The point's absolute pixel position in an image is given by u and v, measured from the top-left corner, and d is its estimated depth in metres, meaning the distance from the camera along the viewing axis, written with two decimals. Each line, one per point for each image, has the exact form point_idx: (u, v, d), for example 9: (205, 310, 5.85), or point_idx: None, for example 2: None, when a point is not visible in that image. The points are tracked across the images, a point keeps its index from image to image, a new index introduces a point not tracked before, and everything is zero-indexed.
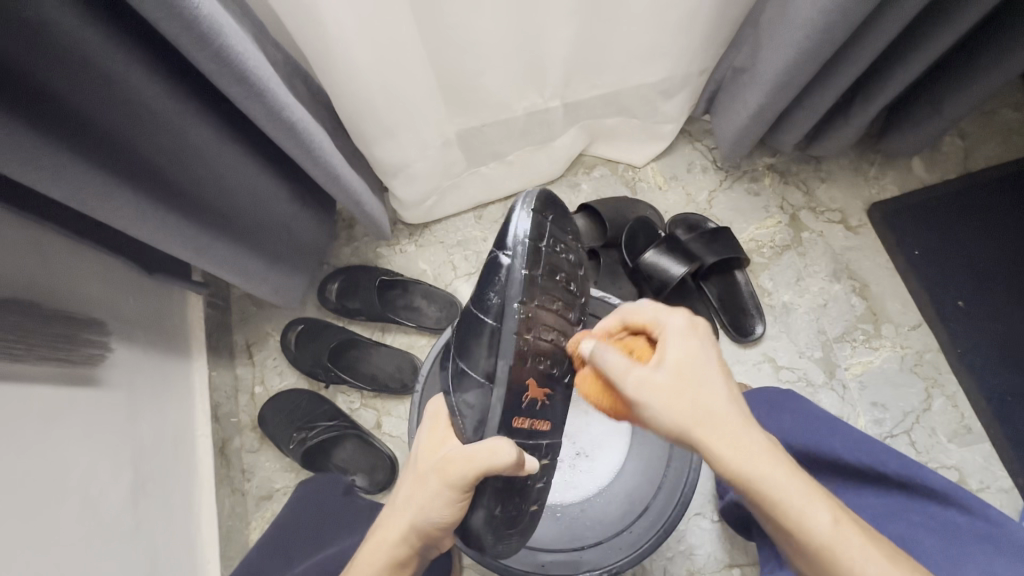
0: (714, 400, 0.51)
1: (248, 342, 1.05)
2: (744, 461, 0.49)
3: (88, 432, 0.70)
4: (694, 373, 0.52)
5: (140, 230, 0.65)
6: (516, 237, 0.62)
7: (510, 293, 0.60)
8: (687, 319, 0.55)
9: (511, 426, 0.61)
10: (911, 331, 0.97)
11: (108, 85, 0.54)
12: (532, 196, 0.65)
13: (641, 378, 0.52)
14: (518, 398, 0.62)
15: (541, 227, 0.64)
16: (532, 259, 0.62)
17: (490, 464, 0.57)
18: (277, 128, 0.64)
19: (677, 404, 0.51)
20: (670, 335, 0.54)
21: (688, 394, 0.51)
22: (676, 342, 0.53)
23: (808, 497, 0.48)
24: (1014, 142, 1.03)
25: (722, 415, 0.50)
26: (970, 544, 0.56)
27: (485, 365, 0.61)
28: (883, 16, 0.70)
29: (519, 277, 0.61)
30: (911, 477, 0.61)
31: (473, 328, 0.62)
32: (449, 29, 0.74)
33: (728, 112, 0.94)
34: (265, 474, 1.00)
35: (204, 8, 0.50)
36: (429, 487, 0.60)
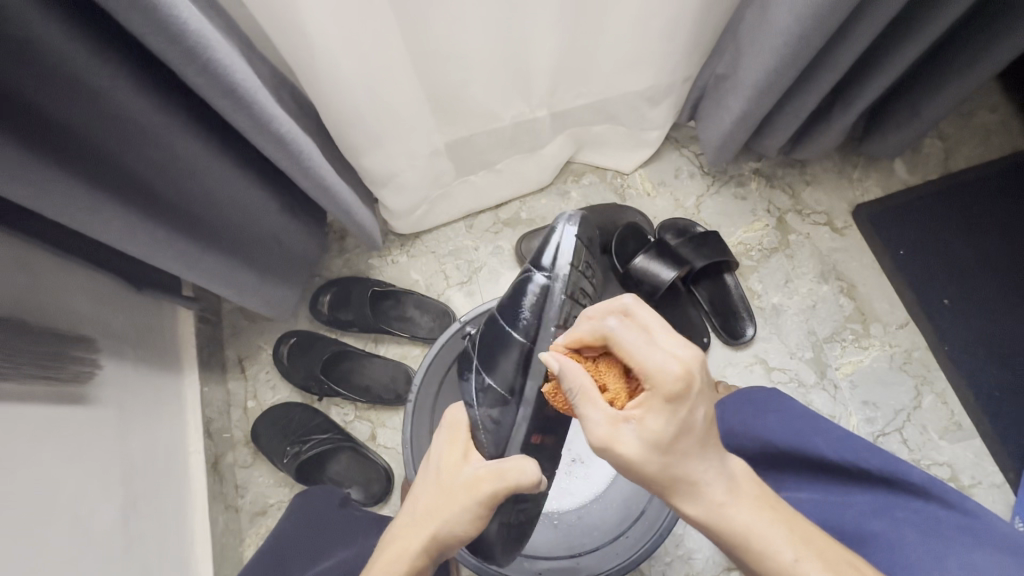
0: (680, 459, 0.48)
1: (240, 357, 1.05)
2: (711, 497, 0.49)
3: (76, 451, 0.69)
4: (681, 433, 0.47)
5: (132, 246, 0.65)
6: (561, 263, 0.69)
7: (547, 314, 0.67)
8: (681, 370, 0.45)
9: (530, 444, 0.65)
10: (899, 329, 0.98)
11: (97, 102, 0.54)
12: (573, 225, 0.72)
13: (613, 436, 0.48)
14: (538, 415, 0.66)
15: (579, 255, 0.71)
16: (572, 285, 0.69)
17: (524, 483, 0.57)
18: (267, 140, 0.65)
19: (653, 461, 0.48)
20: (652, 393, 0.46)
21: (661, 457, 0.48)
22: (656, 407, 0.47)
23: (768, 527, 0.48)
24: (993, 143, 1.06)
25: (691, 470, 0.49)
26: (951, 537, 0.55)
27: (513, 380, 0.66)
28: (860, 23, 0.72)
29: (559, 299, 0.68)
30: (893, 472, 0.61)
31: (503, 342, 0.67)
32: (435, 39, 0.75)
33: (712, 117, 0.96)
34: (259, 489, 0.99)
35: (192, 23, 0.51)
36: (455, 499, 0.57)
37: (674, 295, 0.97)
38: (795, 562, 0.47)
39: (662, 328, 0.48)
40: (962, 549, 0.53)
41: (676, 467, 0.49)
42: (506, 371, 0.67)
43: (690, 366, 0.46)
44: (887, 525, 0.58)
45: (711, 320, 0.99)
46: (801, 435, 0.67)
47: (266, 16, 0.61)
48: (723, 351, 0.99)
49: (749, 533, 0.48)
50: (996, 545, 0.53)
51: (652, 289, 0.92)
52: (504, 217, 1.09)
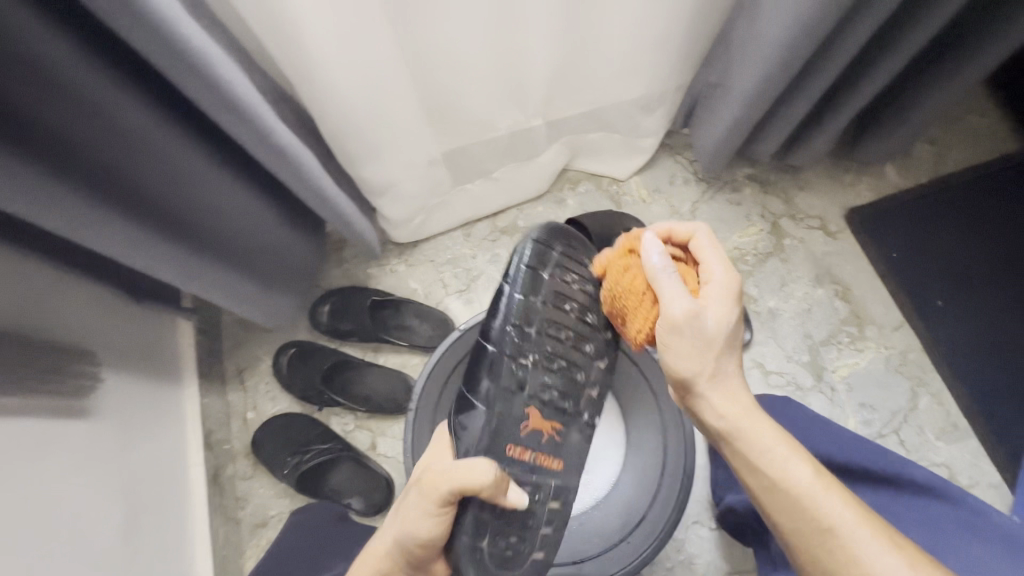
0: (728, 357, 0.57)
1: (240, 368, 1.05)
2: (736, 410, 0.56)
3: (77, 464, 0.69)
4: (730, 333, 0.57)
5: (134, 258, 0.66)
6: (518, 263, 0.64)
7: (504, 317, 0.62)
8: (740, 275, 0.58)
9: (506, 456, 0.60)
10: (894, 331, 0.99)
11: (100, 118, 0.55)
12: (536, 229, 0.67)
13: (698, 312, 0.56)
14: (516, 426, 0.61)
15: (543, 256, 0.65)
16: (531, 286, 0.63)
17: (466, 480, 0.54)
18: (266, 153, 0.65)
19: (701, 346, 0.56)
20: (725, 286, 0.57)
21: (719, 347, 0.56)
22: (729, 298, 0.57)
23: (777, 437, 0.55)
24: (981, 146, 1.07)
25: (729, 371, 0.57)
26: (952, 534, 0.56)
27: (484, 388, 0.61)
28: (848, 30, 0.73)
29: (516, 301, 0.63)
30: (897, 472, 0.61)
31: (474, 354, 0.63)
32: (432, 51, 0.76)
33: (706, 124, 0.97)
34: (260, 500, 0.99)
35: (195, 41, 0.52)
36: (410, 501, 0.57)
37: None
38: (807, 480, 0.52)
39: (726, 252, 0.61)
40: (964, 545, 0.55)
41: (723, 363, 0.57)
42: (482, 384, 0.61)
43: (742, 279, 0.59)
44: (888, 522, 0.59)
45: None
46: (809, 436, 0.69)
47: (265, 31, 0.62)
48: None
49: (764, 443, 0.55)
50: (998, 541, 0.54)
51: None
52: (501, 225, 1.09)
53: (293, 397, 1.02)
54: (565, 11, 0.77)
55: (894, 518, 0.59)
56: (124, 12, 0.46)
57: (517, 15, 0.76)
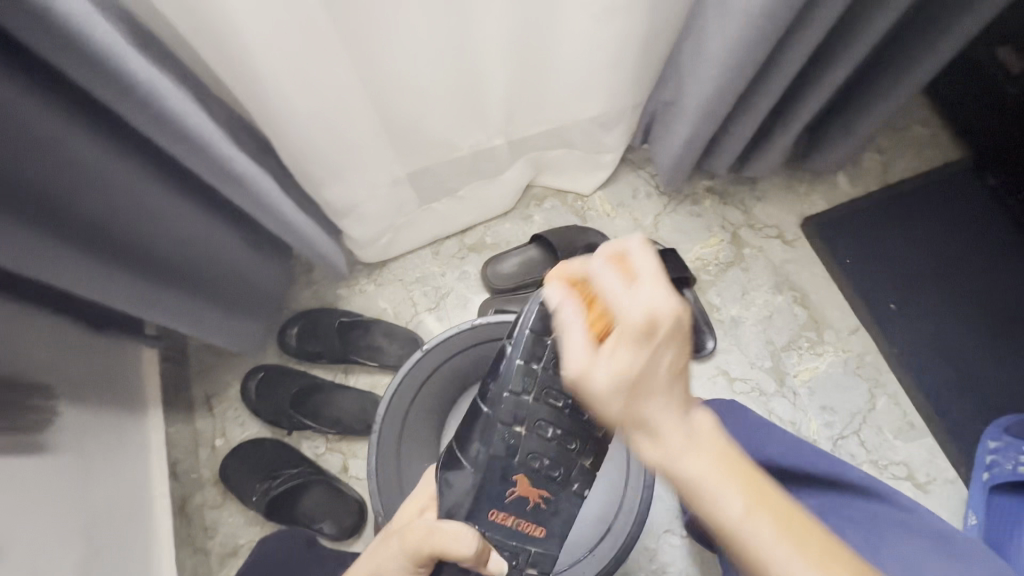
0: (643, 404, 0.44)
1: (207, 395, 1.03)
2: (676, 448, 0.44)
3: (36, 504, 0.68)
4: (645, 381, 0.43)
5: (90, 289, 0.65)
6: (521, 324, 0.60)
7: (504, 382, 0.59)
8: (647, 313, 0.42)
9: (487, 520, 0.59)
10: (851, 335, 1.02)
11: (53, 153, 0.54)
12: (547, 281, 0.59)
13: (584, 369, 0.44)
14: (501, 490, 0.59)
15: (554, 318, 0.58)
16: (534, 350, 0.59)
17: (448, 547, 0.56)
18: (224, 181, 0.66)
19: (613, 401, 0.44)
20: (620, 333, 0.43)
21: (626, 402, 0.44)
22: (625, 344, 0.43)
23: (724, 482, 0.43)
24: (925, 155, 1.12)
25: (654, 417, 0.44)
26: (886, 530, 0.58)
27: (472, 454, 0.60)
28: (790, 51, 0.77)
29: (516, 365, 0.59)
30: (835, 472, 0.64)
31: (470, 413, 0.62)
32: (389, 76, 0.78)
33: (663, 140, 1.00)
34: (229, 529, 0.97)
35: (144, 76, 0.52)
36: (389, 548, 0.60)
37: None
38: (741, 519, 0.42)
39: (651, 270, 0.44)
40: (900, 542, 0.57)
41: (639, 411, 0.44)
42: (472, 447, 0.60)
43: (665, 316, 0.42)
44: (834, 524, 0.60)
45: None
46: (753, 442, 0.70)
47: (219, 61, 0.63)
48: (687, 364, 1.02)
49: (698, 483, 0.43)
50: (925, 534, 0.57)
51: None
52: (469, 242, 1.10)
53: (263, 422, 1.00)
54: (516, 35, 0.81)
55: (835, 518, 0.61)
56: (69, 50, 0.46)
57: (473, 42, 0.79)
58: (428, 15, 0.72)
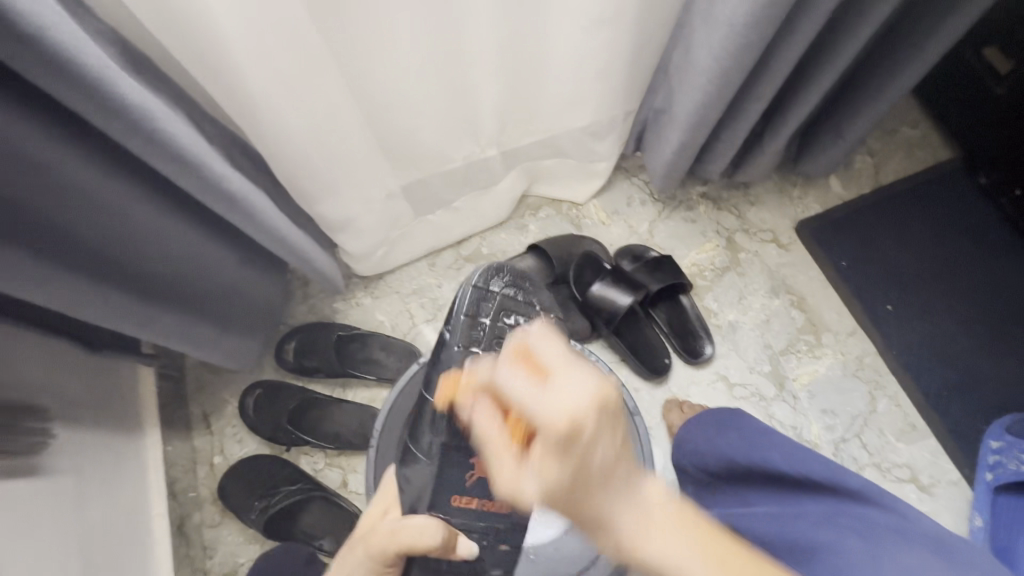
0: (588, 509, 0.37)
1: (205, 412, 1.02)
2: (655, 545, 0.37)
3: (33, 527, 0.67)
4: (579, 484, 0.36)
5: (82, 310, 0.64)
6: (457, 312, 0.73)
7: (446, 369, 0.71)
8: (568, 416, 0.34)
9: (450, 507, 0.68)
10: (849, 337, 1.02)
11: (47, 178, 0.54)
12: (474, 275, 0.74)
13: (511, 484, 0.39)
14: (461, 477, 0.69)
15: (480, 306, 0.73)
16: (468, 335, 0.72)
17: (413, 541, 0.57)
18: (217, 200, 0.66)
19: (560, 505, 0.37)
20: (540, 442, 0.35)
21: (567, 505, 0.37)
22: (548, 455, 0.35)
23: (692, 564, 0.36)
24: (917, 156, 1.13)
25: (606, 515, 0.37)
26: (885, 537, 0.53)
27: (427, 441, 0.69)
28: (778, 58, 0.78)
29: (454, 353, 0.72)
30: (834, 479, 0.63)
31: (418, 408, 0.71)
32: (380, 90, 0.78)
33: (655, 147, 1.00)
34: (228, 548, 0.96)
35: (135, 97, 0.52)
36: (354, 555, 0.59)
37: (633, 320, 1.00)
38: None
39: (559, 361, 0.37)
40: (897, 550, 0.51)
41: (589, 516, 0.37)
42: (425, 436, 0.69)
43: (586, 410, 0.34)
44: (832, 532, 0.56)
45: (671, 342, 1.02)
46: (757, 449, 0.71)
47: (212, 81, 0.64)
48: (686, 371, 1.02)
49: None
50: (924, 541, 0.52)
51: (611, 316, 0.96)
52: (465, 253, 1.10)
53: (261, 438, 1.00)
54: (505, 47, 0.82)
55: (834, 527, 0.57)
56: (58, 73, 0.46)
57: (464, 54, 0.79)
58: (418, 26, 0.72)
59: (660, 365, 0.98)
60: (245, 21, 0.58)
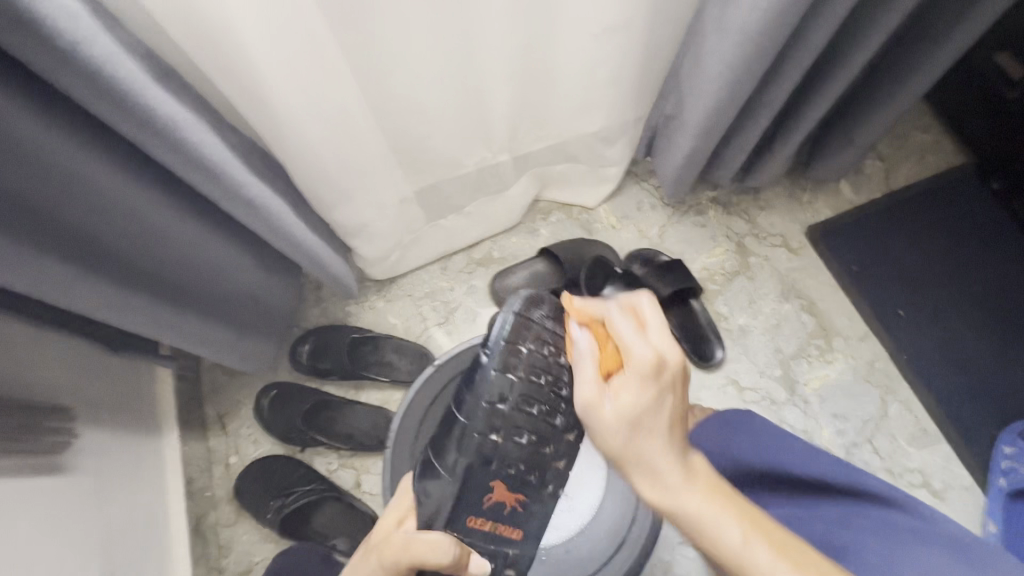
0: (647, 437, 0.52)
1: (221, 413, 1.04)
2: (684, 497, 0.50)
3: (57, 525, 0.69)
4: (648, 412, 0.52)
5: (105, 313, 0.66)
6: (496, 335, 0.64)
7: (480, 393, 0.62)
8: (656, 358, 0.52)
9: (466, 527, 0.62)
10: (860, 342, 1.02)
11: (76, 186, 0.56)
12: (518, 296, 0.66)
13: (594, 400, 0.53)
14: (479, 498, 0.62)
15: (522, 330, 0.64)
16: (507, 360, 0.62)
17: (426, 557, 0.58)
18: (238, 205, 0.67)
19: (619, 424, 0.52)
20: (633, 371, 0.52)
21: (628, 423, 0.52)
22: (635, 380, 0.52)
23: (716, 513, 0.49)
24: (928, 160, 1.13)
25: (649, 454, 0.52)
26: (906, 538, 0.56)
27: (450, 462, 0.61)
28: (789, 64, 0.79)
29: (490, 376, 0.62)
30: (853, 482, 0.64)
31: (445, 424, 0.64)
32: (397, 96, 0.80)
33: (665, 153, 1.01)
34: (243, 547, 0.97)
35: (162, 107, 0.54)
36: (371, 562, 0.62)
37: None
38: (742, 542, 0.48)
39: (658, 323, 0.54)
40: (917, 552, 0.54)
41: (638, 439, 0.52)
42: (448, 454, 0.62)
43: (664, 370, 0.52)
44: (852, 536, 0.58)
45: (681, 346, 1.02)
46: (772, 453, 0.70)
47: (233, 89, 0.65)
48: (695, 375, 1.02)
49: (696, 514, 0.50)
50: (945, 543, 0.55)
51: None
52: (477, 257, 1.12)
53: (275, 439, 1.01)
54: (518, 55, 0.83)
55: (853, 528, 0.59)
56: (92, 86, 0.48)
57: (479, 60, 0.81)
58: (434, 32, 0.74)
59: None
60: (266, 30, 0.59)
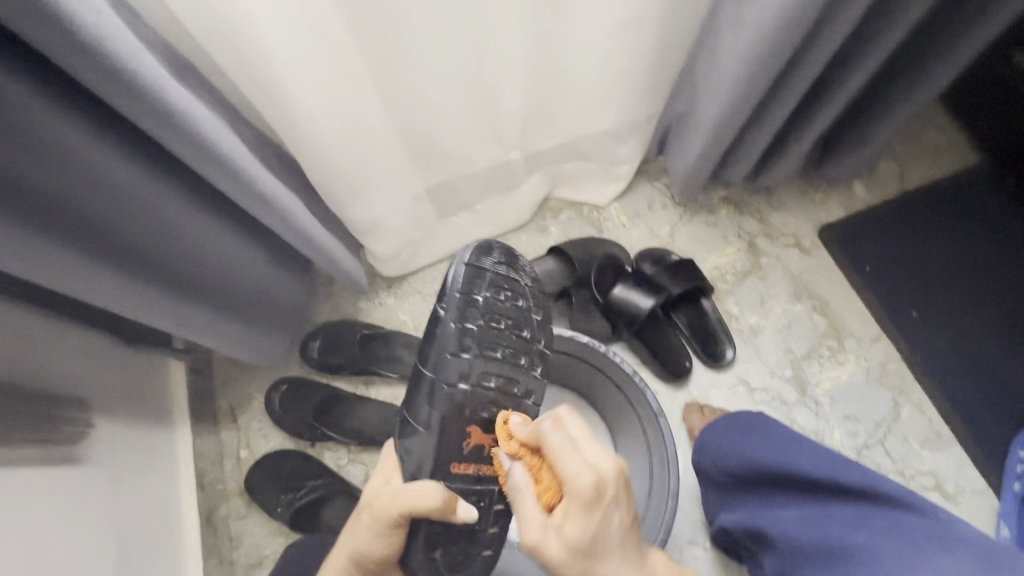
0: (599, 563, 0.50)
1: (232, 406, 1.04)
2: None
3: (72, 514, 0.70)
4: (606, 537, 0.50)
5: (120, 304, 0.67)
6: (450, 287, 0.64)
7: (443, 346, 0.63)
8: (594, 480, 0.49)
9: (450, 472, 0.62)
10: (872, 343, 1.02)
11: (97, 178, 0.57)
12: (469, 249, 0.66)
13: (540, 542, 0.51)
14: (459, 442, 0.62)
15: (476, 278, 0.64)
16: (464, 312, 0.63)
17: (414, 503, 0.58)
18: (252, 200, 0.68)
19: (578, 558, 0.50)
20: (572, 502, 0.49)
21: (583, 556, 0.50)
22: (577, 514, 0.49)
23: None
24: (944, 161, 1.12)
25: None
26: (920, 540, 0.54)
27: (425, 415, 0.62)
28: (803, 62, 0.78)
29: (451, 329, 0.63)
30: (868, 484, 0.62)
31: (412, 381, 0.64)
32: (411, 93, 0.80)
33: (678, 151, 1.01)
34: (253, 540, 0.98)
35: (181, 103, 0.55)
36: (362, 524, 0.62)
37: (653, 324, 1.00)
38: None
39: (588, 438, 0.52)
40: (931, 554, 0.52)
41: (594, 568, 0.50)
42: (422, 410, 0.62)
43: (607, 489, 0.49)
44: (864, 536, 0.57)
45: (692, 344, 1.02)
46: (785, 455, 0.70)
47: (249, 85, 0.66)
48: (705, 374, 1.02)
49: None
50: (962, 547, 0.52)
51: (632, 317, 0.96)
52: None
53: (286, 433, 1.02)
54: (531, 52, 0.83)
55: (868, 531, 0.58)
56: (113, 81, 0.49)
57: (492, 58, 0.81)
58: (448, 31, 0.74)
59: (681, 368, 0.99)
60: (283, 27, 0.60)
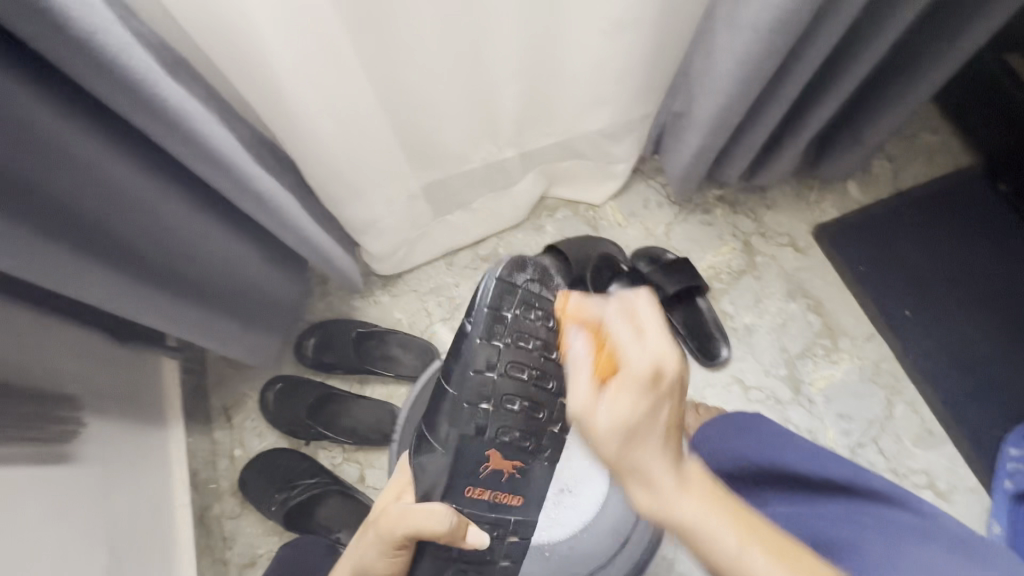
0: (642, 449, 0.45)
1: (226, 405, 1.04)
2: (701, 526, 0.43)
3: (63, 513, 0.69)
4: (658, 407, 0.45)
5: (112, 303, 0.66)
6: (480, 302, 0.63)
7: (469, 362, 0.63)
8: (654, 357, 0.46)
9: (463, 497, 0.64)
10: (866, 342, 1.02)
11: (88, 176, 0.56)
12: (501, 264, 0.64)
13: (587, 409, 0.46)
14: (476, 465, 0.64)
15: (506, 295, 0.63)
16: (492, 329, 0.63)
17: (422, 524, 0.58)
18: (247, 198, 0.67)
19: (623, 396, 0.45)
20: (627, 377, 0.45)
21: (628, 433, 0.45)
22: (632, 389, 0.45)
23: (717, 523, 0.43)
24: (936, 161, 1.12)
25: (646, 458, 0.45)
26: (903, 532, 0.55)
27: (445, 434, 0.63)
28: (798, 63, 0.79)
29: (476, 344, 0.63)
30: (852, 480, 0.64)
31: (435, 398, 0.65)
32: (407, 91, 0.80)
33: (674, 150, 1.01)
34: (247, 540, 0.98)
35: (173, 99, 0.54)
36: (367, 541, 0.62)
37: None
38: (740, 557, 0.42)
39: (656, 321, 0.48)
40: (915, 544, 0.53)
41: (632, 454, 0.45)
42: (442, 427, 0.63)
43: (661, 358, 0.46)
44: (851, 530, 0.58)
45: (687, 343, 1.02)
46: (771, 450, 0.71)
47: (243, 82, 0.65)
48: (700, 373, 1.02)
49: (703, 530, 0.43)
50: (944, 538, 0.54)
51: None
52: (482, 253, 1.12)
53: (280, 432, 1.02)
54: (527, 50, 0.83)
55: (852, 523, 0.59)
56: (104, 76, 0.48)
57: (488, 56, 0.81)
58: (445, 29, 0.74)
59: None
60: (277, 23, 0.59)
